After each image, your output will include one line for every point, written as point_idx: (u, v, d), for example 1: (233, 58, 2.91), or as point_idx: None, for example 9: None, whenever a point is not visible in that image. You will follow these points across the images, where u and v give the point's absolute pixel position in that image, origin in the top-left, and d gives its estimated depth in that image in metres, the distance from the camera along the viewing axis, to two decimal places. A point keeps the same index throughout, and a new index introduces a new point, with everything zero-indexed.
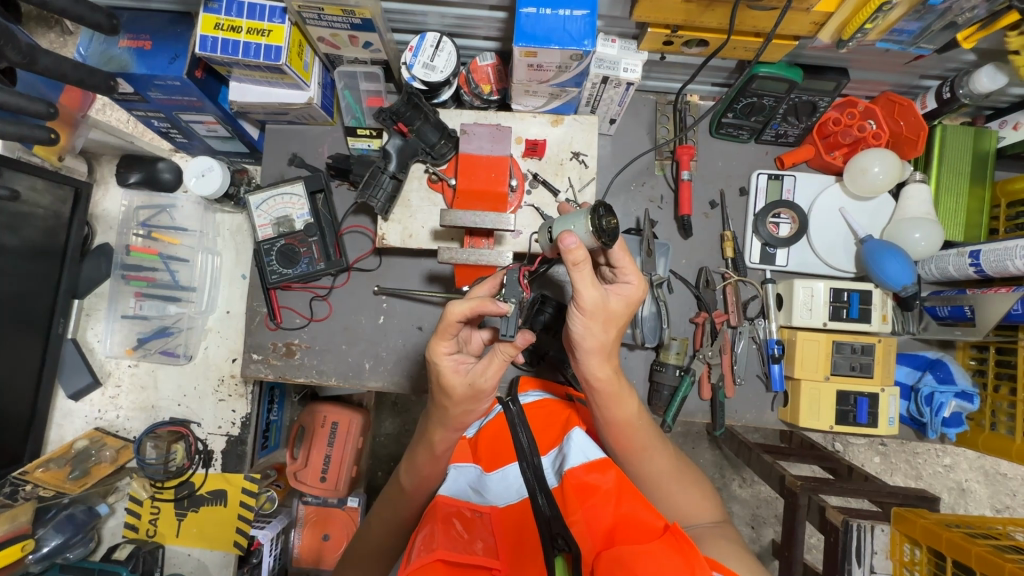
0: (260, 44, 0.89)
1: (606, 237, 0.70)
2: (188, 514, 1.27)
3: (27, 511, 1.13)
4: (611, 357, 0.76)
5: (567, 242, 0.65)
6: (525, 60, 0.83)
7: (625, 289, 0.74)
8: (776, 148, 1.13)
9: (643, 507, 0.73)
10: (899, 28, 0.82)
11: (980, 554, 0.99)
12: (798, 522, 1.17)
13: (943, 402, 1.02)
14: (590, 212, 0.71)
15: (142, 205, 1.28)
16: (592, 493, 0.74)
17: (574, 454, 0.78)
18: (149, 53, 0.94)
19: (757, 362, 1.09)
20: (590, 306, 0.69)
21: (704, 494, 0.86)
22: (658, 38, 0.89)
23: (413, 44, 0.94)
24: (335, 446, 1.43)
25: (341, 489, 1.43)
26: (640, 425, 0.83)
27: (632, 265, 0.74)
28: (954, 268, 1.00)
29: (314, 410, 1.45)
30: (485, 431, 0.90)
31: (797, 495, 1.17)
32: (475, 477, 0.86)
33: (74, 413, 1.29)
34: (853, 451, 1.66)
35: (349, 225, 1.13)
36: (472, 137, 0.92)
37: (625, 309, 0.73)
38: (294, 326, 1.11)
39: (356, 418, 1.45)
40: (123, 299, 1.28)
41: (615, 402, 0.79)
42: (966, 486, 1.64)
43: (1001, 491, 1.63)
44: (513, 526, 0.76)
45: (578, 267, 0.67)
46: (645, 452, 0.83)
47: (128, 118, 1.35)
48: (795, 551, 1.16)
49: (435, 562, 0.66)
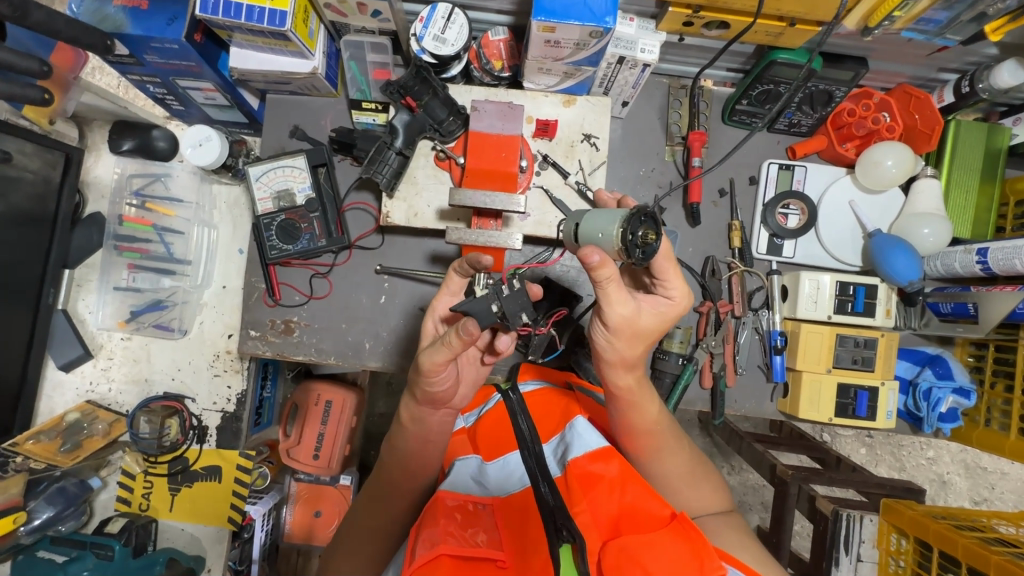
0: (264, 9, 0.85)
1: (637, 253, 0.70)
2: (182, 489, 1.26)
3: (20, 482, 1.10)
4: (633, 368, 0.76)
5: (591, 259, 0.62)
6: (542, 35, 0.78)
7: (662, 305, 0.73)
8: (787, 138, 1.12)
9: (648, 496, 0.74)
10: (926, 18, 0.77)
11: (966, 545, 1.03)
12: (787, 510, 1.23)
13: (940, 397, 1.03)
14: (625, 221, 0.71)
15: (135, 173, 1.26)
16: (596, 481, 0.75)
17: (577, 444, 0.80)
18: (146, 14, 0.91)
19: (759, 353, 1.10)
20: (616, 322, 0.69)
21: (714, 487, 0.86)
22: (678, 18, 0.85)
23: (424, 15, 0.92)
24: (329, 424, 1.43)
25: (333, 467, 1.43)
26: (658, 430, 0.82)
27: (677, 280, 0.73)
28: (960, 265, 0.98)
29: (310, 388, 1.44)
30: (487, 419, 0.94)
31: (787, 483, 1.22)
32: (476, 468, 0.87)
33: (65, 385, 1.26)
34: (840, 441, 1.70)
35: (351, 201, 1.10)
36: (481, 114, 0.89)
37: (656, 325, 0.72)
38: (293, 304, 1.09)
39: (351, 397, 1.44)
40: (115, 270, 1.26)
41: (634, 405, 0.79)
42: (947, 478, 1.68)
43: (980, 484, 1.67)
44: (516, 513, 0.76)
45: (604, 282, 0.65)
46: (660, 452, 0.83)
47: (119, 83, 1.30)
48: (783, 538, 1.23)
49: (440, 556, 0.68)
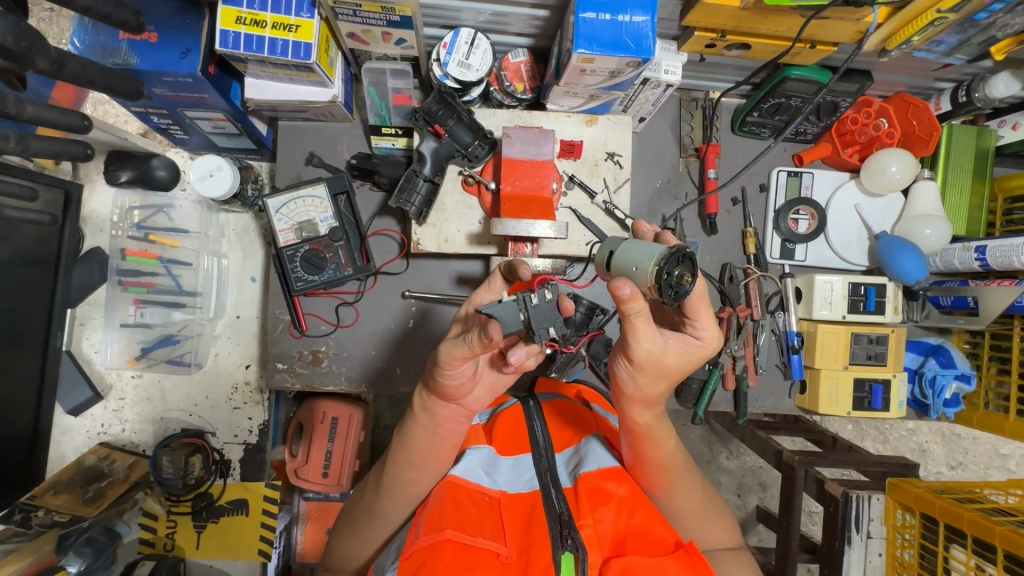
0: (287, 41, 0.83)
1: (669, 292, 0.65)
2: (207, 526, 1.23)
3: (49, 540, 1.04)
4: (654, 405, 0.77)
5: (622, 293, 0.60)
6: (579, 65, 0.80)
7: (690, 346, 0.73)
8: (793, 146, 1.16)
9: (656, 521, 0.74)
10: (939, 40, 0.84)
11: (971, 518, 1.01)
12: (795, 494, 1.18)
13: (945, 384, 1.10)
14: (662, 259, 0.65)
15: (136, 205, 1.20)
16: (605, 499, 0.76)
17: (591, 460, 0.81)
18: (156, 46, 0.86)
19: (776, 352, 1.15)
20: (642, 358, 0.69)
21: (724, 523, 0.88)
22: (703, 41, 0.88)
23: (447, 41, 0.90)
24: (336, 442, 1.25)
25: (344, 484, 1.25)
26: (674, 466, 0.83)
27: (707, 320, 0.73)
28: (959, 261, 1.05)
29: (312, 405, 1.26)
30: (503, 416, 0.90)
31: (795, 469, 1.17)
32: (487, 459, 0.82)
33: (74, 429, 1.23)
34: (829, 420, 1.71)
35: (375, 228, 1.09)
36: (513, 140, 0.90)
37: (681, 363, 0.72)
38: (319, 334, 1.08)
39: (358, 413, 1.27)
40: (121, 306, 1.20)
41: (654, 441, 0.80)
42: (925, 446, 1.72)
43: (955, 450, 1.71)
44: (523, 515, 0.75)
45: (633, 315, 0.63)
46: (676, 489, 0.84)
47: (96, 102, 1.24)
48: (793, 520, 1.18)
49: (445, 542, 0.69)
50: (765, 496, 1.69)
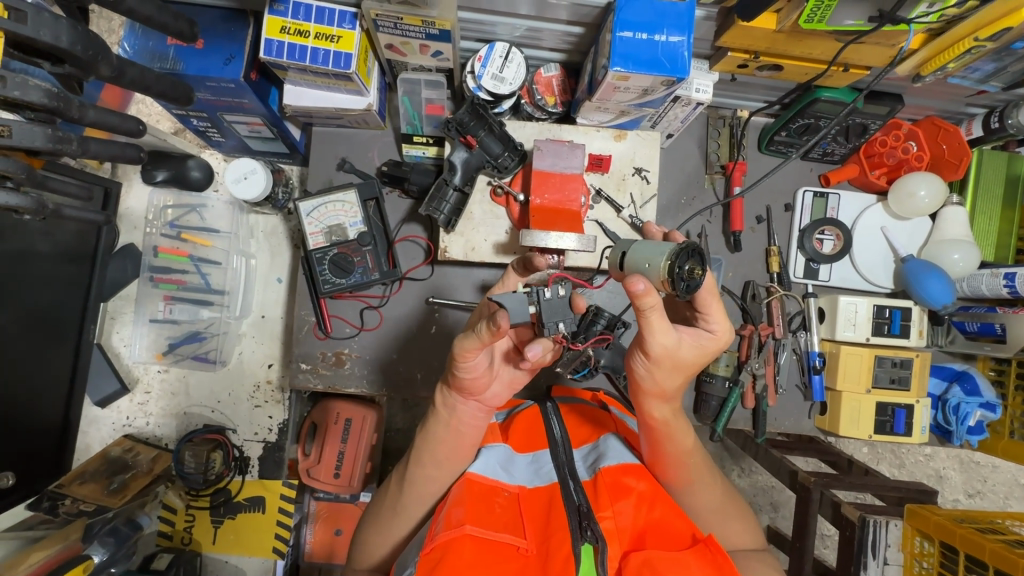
0: (328, 51, 0.85)
1: (682, 286, 0.64)
2: (224, 521, 1.27)
3: (78, 528, 1.09)
4: (669, 400, 0.77)
5: (636, 287, 0.59)
6: (614, 82, 0.82)
7: (703, 339, 0.71)
8: (820, 166, 1.16)
9: (676, 516, 0.74)
10: (974, 66, 0.84)
11: (993, 549, 0.99)
12: (810, 515, 1.14)
13: (969, 411, 1.09)
14: (673, 254, 0.65)
15: (171, 205, 1.23)
16: (624, 493, 0.75)
17: (611, 455, 0.80)
18: (202, 53, 0.89)
19: (796, 372, 1.14)
20: (657, 353, 0.68)
21: (747, 525, 0.87)
22: (735, 61, 0.89)
23: (483, 54, 0.92)
24: (349, 443, 1.23)
25: (355, 485, 1.22)
26: (692, 462, 0.83)
27: (718, 314, 0.72)
28: (987, 287, 1.04)
29: (326, 405, 1.25)
30: (521, 416, 0.91)
31: (810, 490, 1.13)
32: (505, 456, 0.83)
33: (101, 420, 1.26)
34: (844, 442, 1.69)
35: (402, 234, 1.11)
36: (543, 153, 0.92)
37: (696, 358, 0.71)
38: (343, 336, 1.09)
39: (371, 415, 1.24)
40: (152, 302, 1.23)
41: (672, 438, 0.80)
42: (943, 473, 1.69)
43: (973, 477, 1.68)
44: (540, 507, 0.74)
45: (646, 310, 0.62)
46: (698, 487, 0.84)
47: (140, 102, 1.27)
48: (808, 543, 1.15)
49: (462, 536, 0.68)
50: (777, 516, 1.66)
